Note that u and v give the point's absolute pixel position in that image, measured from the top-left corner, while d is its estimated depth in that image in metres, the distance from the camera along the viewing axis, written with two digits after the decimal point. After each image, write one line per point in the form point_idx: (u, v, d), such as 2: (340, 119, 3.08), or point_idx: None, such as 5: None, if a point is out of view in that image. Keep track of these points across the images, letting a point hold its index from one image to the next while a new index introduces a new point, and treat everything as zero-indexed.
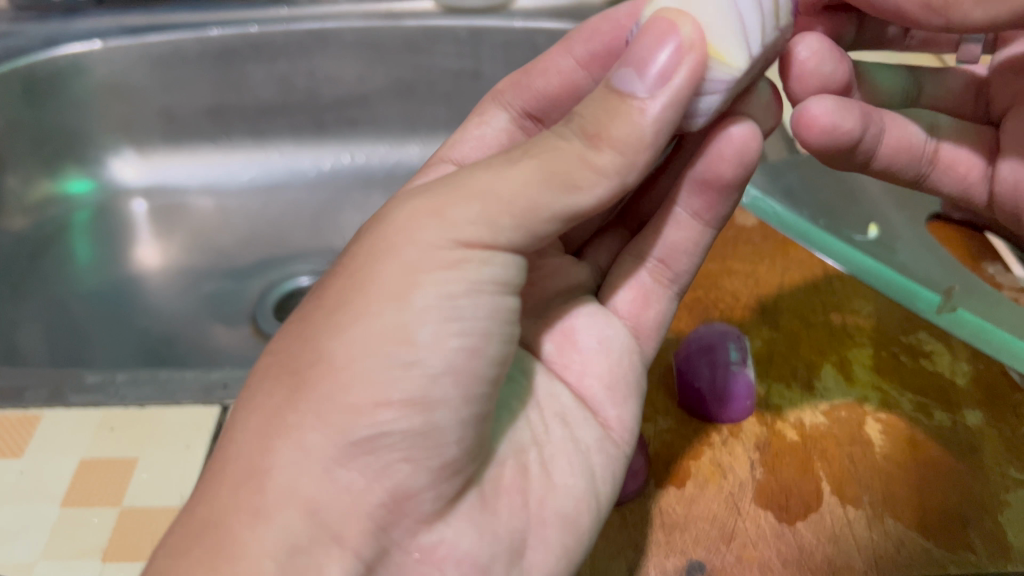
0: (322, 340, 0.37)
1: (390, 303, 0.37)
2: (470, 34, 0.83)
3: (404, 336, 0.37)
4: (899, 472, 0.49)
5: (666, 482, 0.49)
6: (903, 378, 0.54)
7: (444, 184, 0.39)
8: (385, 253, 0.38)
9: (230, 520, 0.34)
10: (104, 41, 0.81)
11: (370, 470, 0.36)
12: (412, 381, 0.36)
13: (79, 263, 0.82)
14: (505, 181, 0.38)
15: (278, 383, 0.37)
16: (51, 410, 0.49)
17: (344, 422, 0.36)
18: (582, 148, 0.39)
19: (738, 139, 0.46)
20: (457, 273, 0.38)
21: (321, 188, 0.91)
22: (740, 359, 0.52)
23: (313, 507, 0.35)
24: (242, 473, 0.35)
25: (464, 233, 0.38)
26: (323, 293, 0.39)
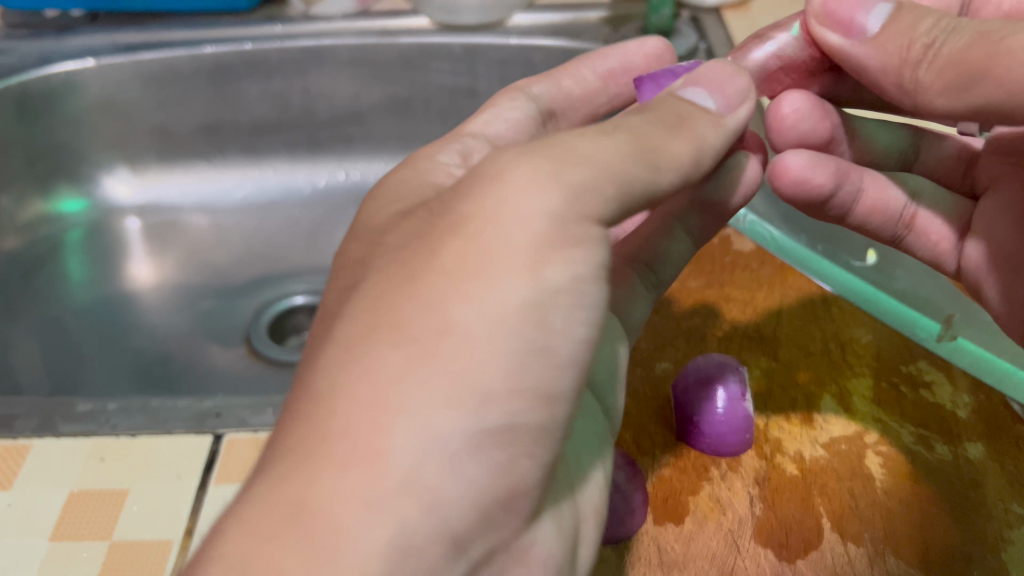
0: (441, 302, 0.31)
1: (525, 273, 0.31)
2: (465, 51, 0.83)
3: (538, 315, 0.32)
4: (903, 509, 0.44)
5: (663, 519, 0.44)
6: (904, 409, 0.49)
7: (553, 141, 0.34)
8: (511, 212, 0.32)
9: (337, 507, 0.28)
10: (98, 58, 0.80)
11: (490, 467, 0.32)
12: (543, 367, 0.32)
13: (72, 282, 0.81)
14: (607, 147, 0.35)
15: (380, 348, 0.30)
16: (41, 439, 0.49)
17: (476, 405, 0.31)
18: (665, 136, 0.37)
19: (755, 172, 0.48)
20: (583, 252, 0.33)
21: (316, 205, 0.90)
22: (740, 392, 0.48)
23: (434, 497, 0.30)
24: (349, 449, 0.29)
25: (587, 206, 0.33)
26: (438, 246, 0.32)
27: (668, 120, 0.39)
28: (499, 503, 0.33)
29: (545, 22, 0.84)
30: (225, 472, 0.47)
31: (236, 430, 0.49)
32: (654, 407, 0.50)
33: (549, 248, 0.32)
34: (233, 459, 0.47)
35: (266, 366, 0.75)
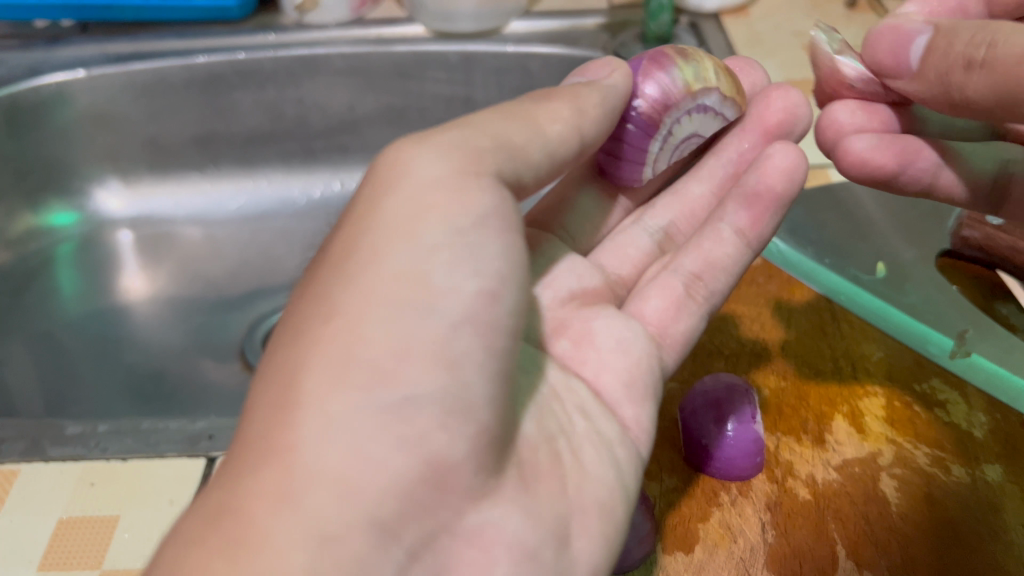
0: (328, 304, 0.34)
1: (401, 245, 0.36)
2: (461, 59, 0.81)
3: (415, 281, 0.35)
4: (918, 534, 0.42)
5: (672, 548, 0.42)
6: (920, 429, 0.47)
7: (430, 135, 0.39)
8: (386, 213, 0.36)
9: (251, 502, 0.29)
10: (88, 69, 0.79)
11: (406, 434, 0.32)
12: (431, 330, 0.34)
13: (63, 296, 0.80)
14: (494, 123, 0.40)
15: (285, 356, 0.33)
16: (29, 464, 0.47)
17: (375, 378, 0.33)
18: (542, 107, 0.42)
19: (782, 158, 0.48)
20: (461, 212, 0.37)
21: (311, 216, 0.89)
22: (752, 416, 0.46)
23: (347, 478, 0.31)
24: (264, 446, 0.31)
25: (467, 169, 0.38)
26: (335, 261, 0.36)
27: (537, 94, 0.43)
28: (434, 477, 0.33)
29: (541, 28, 0.83)
30: None
31: (230, 453, 0.47)
32: (663, 431, 0.48)
33: (415, 226, 0.36)
34: None
35: None
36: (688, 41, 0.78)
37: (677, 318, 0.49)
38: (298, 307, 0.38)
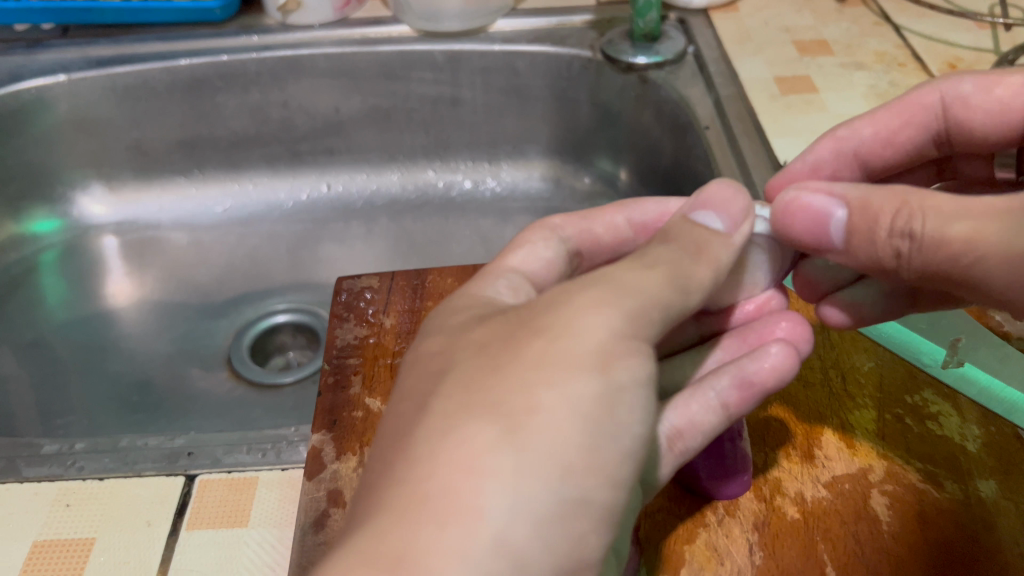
0: (532, 382, 0.29)
1: (598, 368, 0.30)
2: (447, 58, 0.80)
3: (611, 404, 0.30)
4: (910, 554, 0.41)
5: (657, 569, 0.41)
6: (911, 445, 0.46)
7: (598, 280, 0.33)
8: (579, 326, 0.31)
9: (431, 559, 0.25)
10: (68, 74, 0.77)
11: (567, 538, 0.29)
12: (611, 451, 0.30)
13: (47, 304, 0.79)
14: (654, 284, 0.34)
15: (467, 425, 0.28)
16: (4, 485, 0.46)
17: (558, 476, 0.28)
18: (688, 259, 0.36)
19: (779, 357, 0.38)
20: (640, 361, 0.31)
21: (298, 219, 0.88)
22: (737, 429, 0.45)
23: (521, 558, 0.27)
24: (447, 506, 0.27)
25: (643, 326, 0.32)
26: (521, 337, 0.31)
27: (688, 247, 0.37)
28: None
29: (527, 26, 0.81)
30: (197, 517, 0.44)
31: (209, 471, 0.46)
32: None
33: (617, 350, 0.31)
34: (205, 504, 0.45)
35: (249, 391, 0.72)
36: (676, 39, 0.77)
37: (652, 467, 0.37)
38: (449, 357, 0.32)
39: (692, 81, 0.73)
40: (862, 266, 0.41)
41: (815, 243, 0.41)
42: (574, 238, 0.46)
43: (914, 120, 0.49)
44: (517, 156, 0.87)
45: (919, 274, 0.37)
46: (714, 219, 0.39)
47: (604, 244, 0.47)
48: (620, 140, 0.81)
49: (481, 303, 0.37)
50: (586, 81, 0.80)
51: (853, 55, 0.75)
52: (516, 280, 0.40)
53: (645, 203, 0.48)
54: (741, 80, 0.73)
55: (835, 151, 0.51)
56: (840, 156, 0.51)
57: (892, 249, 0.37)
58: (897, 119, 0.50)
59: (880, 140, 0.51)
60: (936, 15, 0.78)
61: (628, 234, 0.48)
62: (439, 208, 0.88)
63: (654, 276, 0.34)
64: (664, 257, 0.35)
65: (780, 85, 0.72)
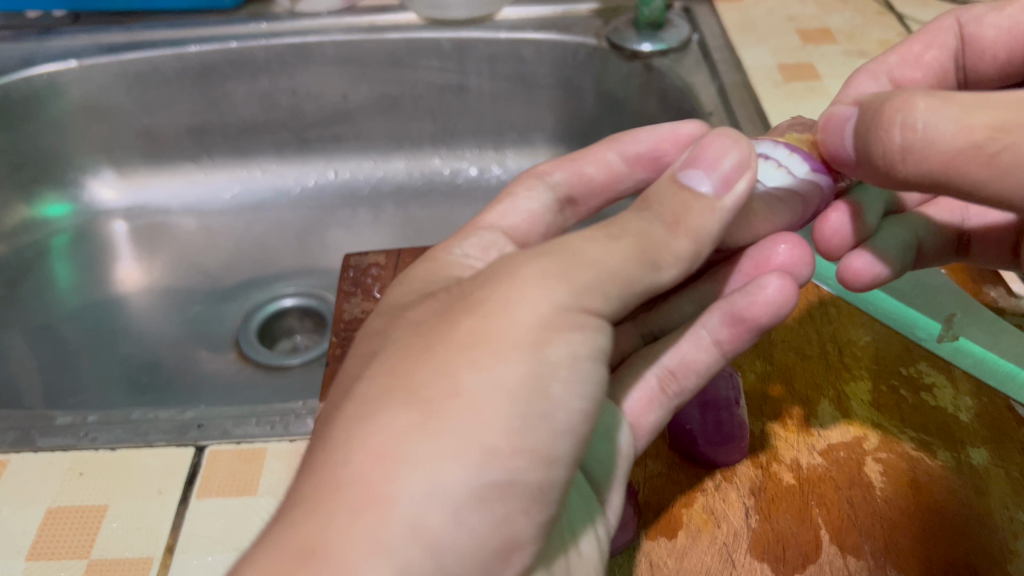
0: (452, 366, 0.30)
1: (524, 348, 0.31)
2: (454, 46, 0.81)
3: (540, 384, 0.31)
4: (903, 518, 0.42)
5: (656, 533, 0.42)
6: (904, 415, 0.46)
7: (547, 248, 0.34)
8: (511, 303, 0.31)
9: (344, 547, 0.27)
10: (79, 60, 0.78)
11: (489, 520, 0.30)
12: (542, 432, 0.31)
13: (58, 287, 0.80)
14: (613, 256, 0.34)
15: (388, 411, 0.29)
16: (18, 456, 0.47)
17: (480, 459, 0.29)
18: (663, 232, 0.36)
19: (775, 288, 0.40)
20: (576, 336, 0.32)
21: (306, 205, 0.89)
22: (735, 399, 0.46)
23: (438, 541, 0.28)
24: (362, 493, 0.28)
25: (585, 300, 0.33)
26: (455, 315, 0.32)
27: (668, 214, 0.37)
28: (489, 560, 0.30)
29: (533, 15, 0.82)
30: (207, 486, 0.45)
31: (219, 442, 0.47)
32: None
33: (553, 326, 0.31)
34: (215, 473, 0.46)
35: (257, 372, 0.73)
36: (680, 27, 0.78)
37: (647, 411, 0.43)
38: (393, 331, 0.34)
39: (696, 69, 0.74)
40: (872, 176, 0.40)
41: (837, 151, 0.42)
42: (563, 183, 0.49)
43: (937, 40, 0.54)
44: (523, 143, 0.88)
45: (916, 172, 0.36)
46: (697, 181, 0.37)
47: (598, 184, 0.49)
48: (625, 128, 0.82)
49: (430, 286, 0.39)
50: (591, 69, 0.80)
51: (856, 43, 0.76)
52: (490, 235, 0.44)
53: (639, 134, 0.48)
54: (745, 68, 0.74)
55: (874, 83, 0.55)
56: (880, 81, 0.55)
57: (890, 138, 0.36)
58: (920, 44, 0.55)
59: (908, 63, 0.56)
60: (938, 5, 0.79)
61: (620, 169, 0.49)
62: (444, 195, 0.89)
63: (605, 243, 0.34)
64: (632, 224, 0.36)
65: (783, 73, 0.73)
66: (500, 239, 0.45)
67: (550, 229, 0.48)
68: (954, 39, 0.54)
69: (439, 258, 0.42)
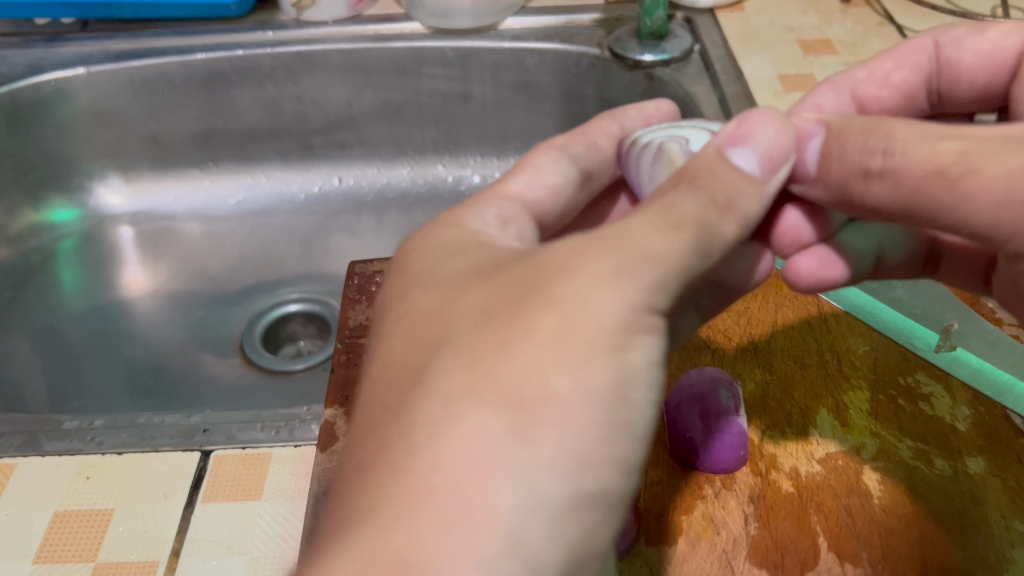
0: (542, 364, 0.27)
1: (608, 351, 0.28)
2: (458, 55, 0.82)
3: (622, 391, 0.29)
4: (900, 526, 0.42)
5: (656, 539, 0.42)
6: (902, 424, 0.47)
7: (612, 238, 0.31)
8: (588, 292, 0.29)
9: (451, 567, 0.24)
10: (87, 66, 0.79)
11: (580, 537, 0.27)
12: (626, 442, 0.28)
13: (64, 291, 0.81)
14: (674, 248, 0.32)
15: (471, 409, 0.26)
16: (26, 459, 0.48)
17: (573, 470, 0.27)
18: (716, 217, 0.34)
19: (758, 269, 0.44)
20: (653, 339, 0.30)
21: (310, 211, 0.89)
22: (734, 407, 0.46)
23: (534, 561, 0.26)
24: (454, 500, 0.25)
25: (658, 297, 0.31)
26: (525, 300, 0.29)
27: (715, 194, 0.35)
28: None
29: (537, 24, 0.83)
30: (212, 490, 0.46)
31: (224, 447, 0.48)
32: (647, 424, 0.48)
33: (634, 322, 0.29)
34: (220, 477, 0.46)
35: (260, 376, 0.74)
36: (682, 37, 0.79)
37: None
38: (446, 316, 0.30)
39: (698, 78, 0.75)
40: (836, 195, 0.39)
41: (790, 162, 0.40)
42: (581, 154, 0.45)
43: (909, 60, 0.51)
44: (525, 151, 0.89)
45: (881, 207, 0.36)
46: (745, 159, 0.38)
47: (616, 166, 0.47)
48: None
49: (456, 253, 0.34)
50: (594, 77, 0.81)
51: (857, 54, 0.77)
52: (512, 208, 0.39)
53: (617, 118, 0.49)
54: (747, 78, 0.74)
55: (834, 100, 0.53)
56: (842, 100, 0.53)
57: (862, 165, 0.36)
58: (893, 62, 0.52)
59: (877, 80, 0.53)
60: (939, 16, 0.80)
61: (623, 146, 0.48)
62: (447, 202, 0.89)
63: (668, 230, 0.32)
64: (689, 206, 0.34)
65: (784, 83, 0.73)
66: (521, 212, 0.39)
67: (571, 201, 0.43)
68: (926, 60, 0.51)
69: (461, 227, 0.36)
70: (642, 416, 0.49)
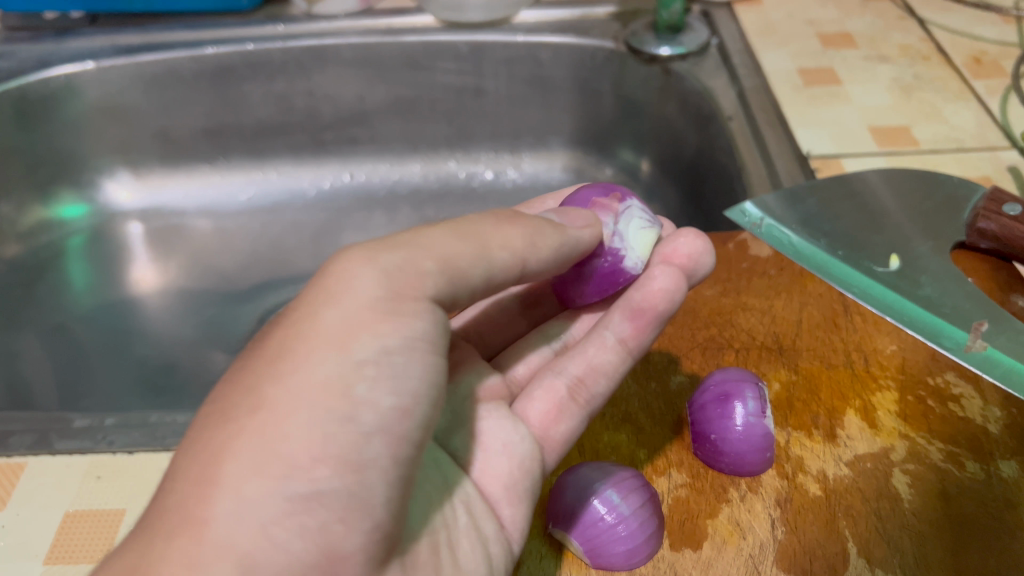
0: (261, 380, 0.31)
1: (331, 351, 0.32)
2: (471, 49, 0.81)
3: (345, 386, 0.32)
4: (932, 531, 0.41)
5: (680, 544, 0.41)
6: (932, 426, 0.46)
7: (372, 245, 0.36)
8: (334, 303, 0.33)
9: (160, 569, 0.27)
10: (97, 61, 0.78)
11: (303, 535, 0.30)
12: (348, 437, 0.31)
13: (74, 288, 0.80)
14: (425, 243, 0.36)
15: (210, 430, 0.31)
16: (36, 458, 0.47)
17: (285, 472, 0.30)
18: (494, 222, 0.39)
19: (663, 279, 0.44)
20: (389, 327, 0.34)
21: (322, 207, 0.88)
22: (759, 411, 0.45)
23: (249, 560, 0.28)
24: (198, 506, 0.29)
25: (399, 286, 0.35)
26: (279, 332, 0.34)
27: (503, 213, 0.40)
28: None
29: (551, 18, 0.82)
30: None
31: None
32: (670, 425, 0.48)
33: (375, 328, 0.34)
34: None
35: None
36: (699, 30, 0.78)
37: (558, 419, 0.45)
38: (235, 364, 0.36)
39: (715, 72, 0.74)
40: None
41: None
42: None
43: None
44: (539, 147, 0.88)
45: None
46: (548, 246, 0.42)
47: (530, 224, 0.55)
48: (643, 131, 0.81)
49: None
50: (609, 72, 0.80)
51: (877, 48, 0.76)
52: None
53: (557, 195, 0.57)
54: (766, 72, 0.73)
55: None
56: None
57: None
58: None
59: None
60: (960, 9, 0.79)
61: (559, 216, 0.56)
62: (461, 198, 0.88)
63: (427, 244, 0.36)
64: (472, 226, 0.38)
65: (803, 78, 0.72)
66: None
67: None
68: None
69: None
70: (666, 417, 0.48)
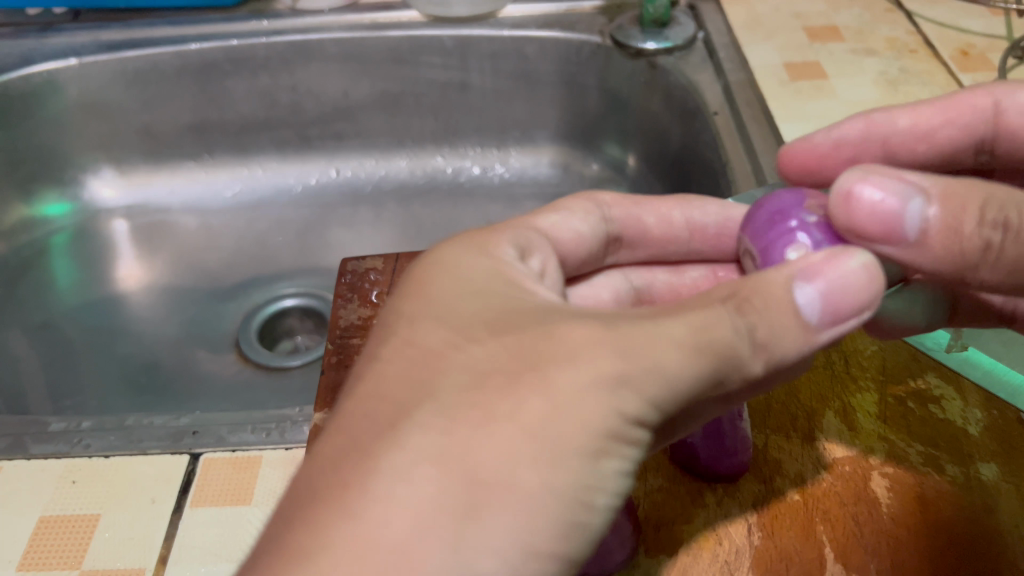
0: (517, 453, 0.28)
1: (582, 455, 0.30)
2: (456, 43, 0.80)
3: (586, 494, 0.30)
4: (909, 535, 0.41)
5: (656, 550, 0.41)
6: (911, 428, 0.46)
7: (628, 337, 0.32)
8: (575, 396, 0.30)
9: None
10: (79, 57, 0.77)
11: None
12: (572, 543, 0.29)
13: (57, 286, 0.79)
14: (681, 366, 0.33)
15: (445, 478, 0.27)
16: (11, 462, 0.47)
17: (521, 556, 0.28)
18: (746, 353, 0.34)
19: None
20: (627, 447, 0.31)
21: (308, 203, 0.88)
22: (740, 409, 0.44)
23: None
24: (394, 563, 0.26)
25: (640, 409, 0.32)
26: (517, 383, 0.30)
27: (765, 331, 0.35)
28: None
29: (538, 12, 0.81)
30: (200, 495, 0.45)
31: (214, 449, 0.47)
32: None
33: (606, 446, 0.31)
34: (210, 482, 0.45)
35: (257, 375, 0.73)
36: (686, 24, 0.77)
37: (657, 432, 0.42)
38: (444, 364, 0.31)
39: (702, 66, 0.73)
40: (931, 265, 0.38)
41: (882, 238, 0.37)
42: (619, 221, 0.51)
43: (958, 120, 0.49)
44: (525, 142, 0.87)
45: (1005, 267, 0.36)
46: (809, 303, 0.35)
47: (651, 236, 0.52)
48: (629, 125, 0.80)
49: (455, 286, 0.37)
50: (596, 66, 0.80)
51: (864, 41, 0.75)
52: (538, 239, 0.44)
53: (706, 204, 0.51)
54: (753, 66, 0.72)
55: (862, 134, 0.50)
56: (867, 141, 0.50)
57: (982, 240, 0.36)
58: (940, 115, 0.49)
59: (915, 134, 0.50)
60: (948, 2, 0.78)
61: (682, 228, 0.52)
62: (447, 193, 0.88)
63: (684, 353, 0.33)
64: (722, 333, 0.34)
65: (790, 71, 0.72)
66: (546, 250, 0.44)
67: (589, 254, 0.49)
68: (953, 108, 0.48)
69: (489, 252, 0.40)
70: None
